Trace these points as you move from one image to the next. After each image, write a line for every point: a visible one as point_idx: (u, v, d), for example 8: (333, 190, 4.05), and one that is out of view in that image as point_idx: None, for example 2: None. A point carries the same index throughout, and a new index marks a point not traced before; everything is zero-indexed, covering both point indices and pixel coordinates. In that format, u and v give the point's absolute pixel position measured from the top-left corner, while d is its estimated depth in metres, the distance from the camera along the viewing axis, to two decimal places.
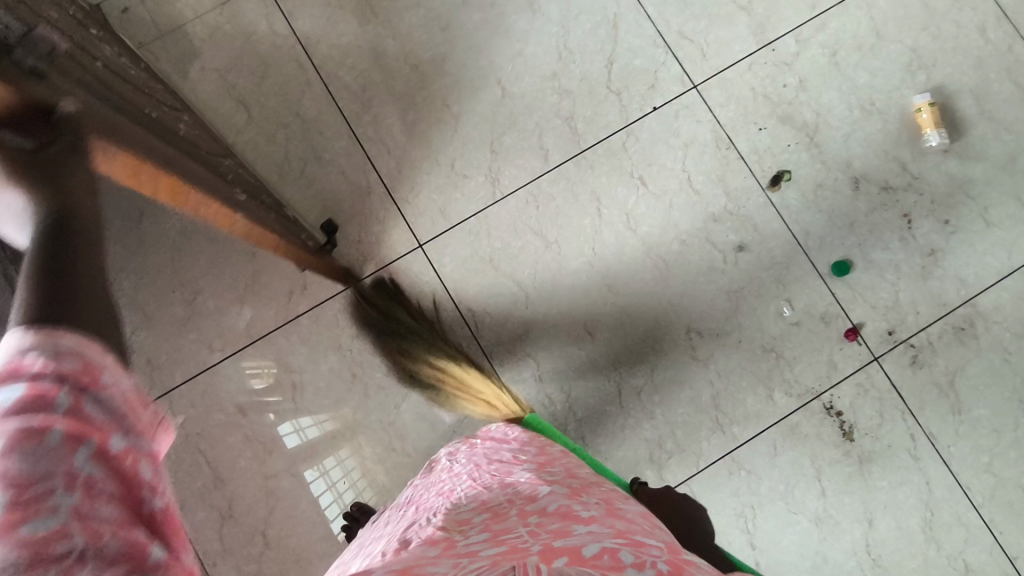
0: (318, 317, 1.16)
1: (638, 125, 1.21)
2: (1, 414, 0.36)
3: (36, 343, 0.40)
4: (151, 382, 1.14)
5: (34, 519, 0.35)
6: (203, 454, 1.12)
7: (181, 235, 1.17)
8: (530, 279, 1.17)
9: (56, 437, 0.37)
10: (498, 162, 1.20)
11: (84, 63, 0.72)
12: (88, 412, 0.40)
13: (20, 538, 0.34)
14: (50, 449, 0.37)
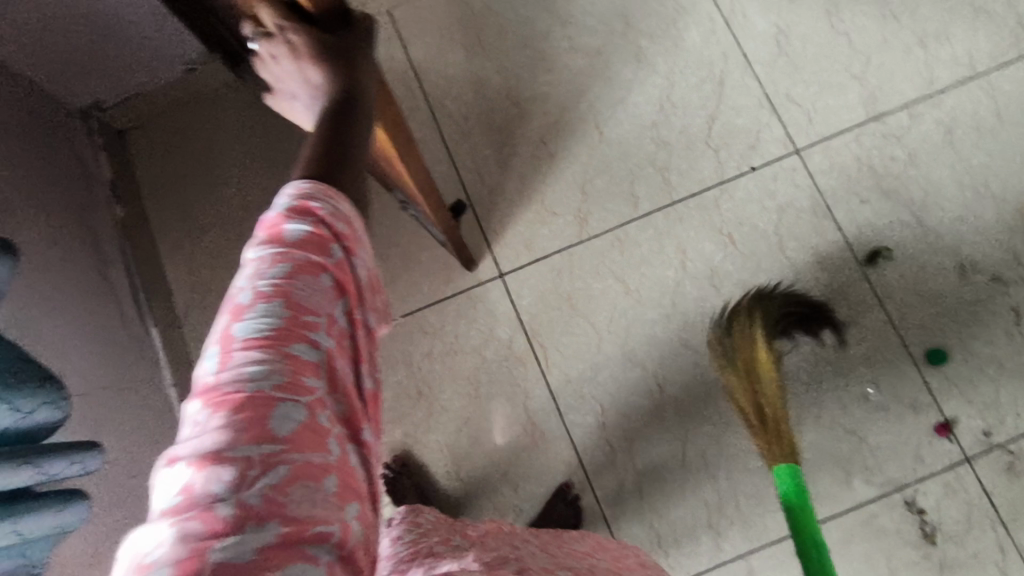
0: (393, 332, 1.19)
1: (734, 183, 1.20)
2: (300, 245, 0.48)
3: (327, 198, 0.51)
4: None
5: (304, 342, 0.45)
6: None
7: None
8: (605, 323, 1.17)
9: (326, 281, 0.48)
10: (587, 204, 1.21)
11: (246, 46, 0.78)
12: (347, 269, 0.51)
13: (293, 353, 0.45)
14: (322, 288, 0.48)
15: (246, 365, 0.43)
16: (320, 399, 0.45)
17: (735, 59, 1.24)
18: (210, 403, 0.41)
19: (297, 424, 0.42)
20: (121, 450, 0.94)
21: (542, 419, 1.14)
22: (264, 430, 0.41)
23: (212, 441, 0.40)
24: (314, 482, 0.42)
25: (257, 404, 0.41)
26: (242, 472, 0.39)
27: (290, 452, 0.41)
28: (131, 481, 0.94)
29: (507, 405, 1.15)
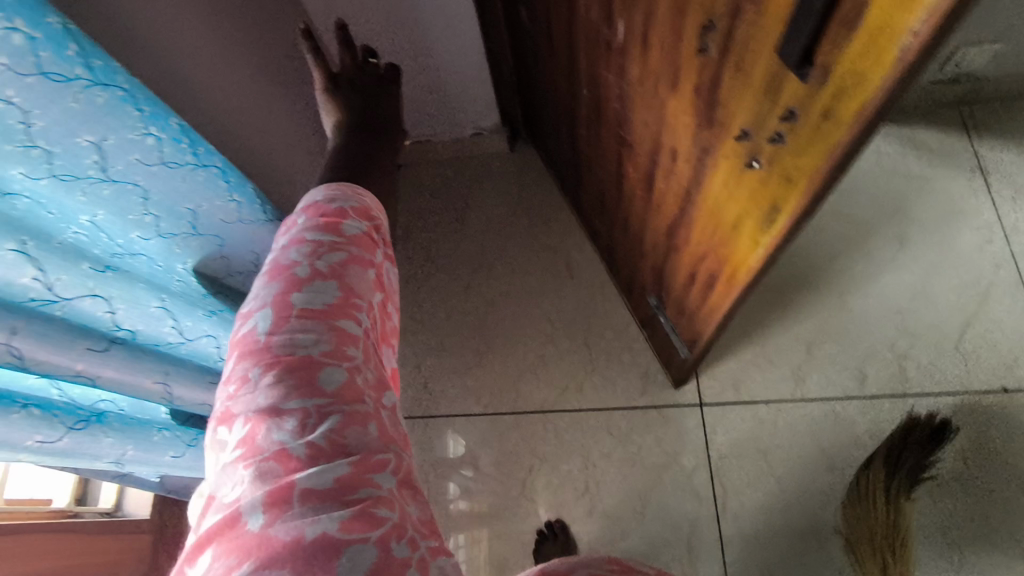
0: (578, 420, 1.20)
1: (979, 395, 1.11)
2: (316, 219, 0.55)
3: (353, 194, 0.59)
4: (419, 401, 1.26)
5: (347, 312, 0.51)
6: (427, 486, 1.19)
7: (499, 296, 1.32)
8: (798, 492, 1.10)
9: (372, 273, 0.55)
10: (809, 364, 1.17)
11: (609, 147, 0.84)
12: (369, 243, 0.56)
13: (331, 323, 0.49)
14: (368, 277, 0.54)
15: (298, 333, 0.48)
16: (357, 366, 0.49)
17: (1007, 273, 1.18)
18: (260, 361, 0.46)
19: (342, 383, 0.47)
20: None
21: (702, 566, 1.07)
22: (310, 388, 0.46)
23: (267, 397, 0.45)
24: (360, 431, 0.45)
25: (306, 364, 0.46)
26: (300, 421, 0.44)
27: (342, 401, 0.46)
28: None
29: (670, 537, 1.10)
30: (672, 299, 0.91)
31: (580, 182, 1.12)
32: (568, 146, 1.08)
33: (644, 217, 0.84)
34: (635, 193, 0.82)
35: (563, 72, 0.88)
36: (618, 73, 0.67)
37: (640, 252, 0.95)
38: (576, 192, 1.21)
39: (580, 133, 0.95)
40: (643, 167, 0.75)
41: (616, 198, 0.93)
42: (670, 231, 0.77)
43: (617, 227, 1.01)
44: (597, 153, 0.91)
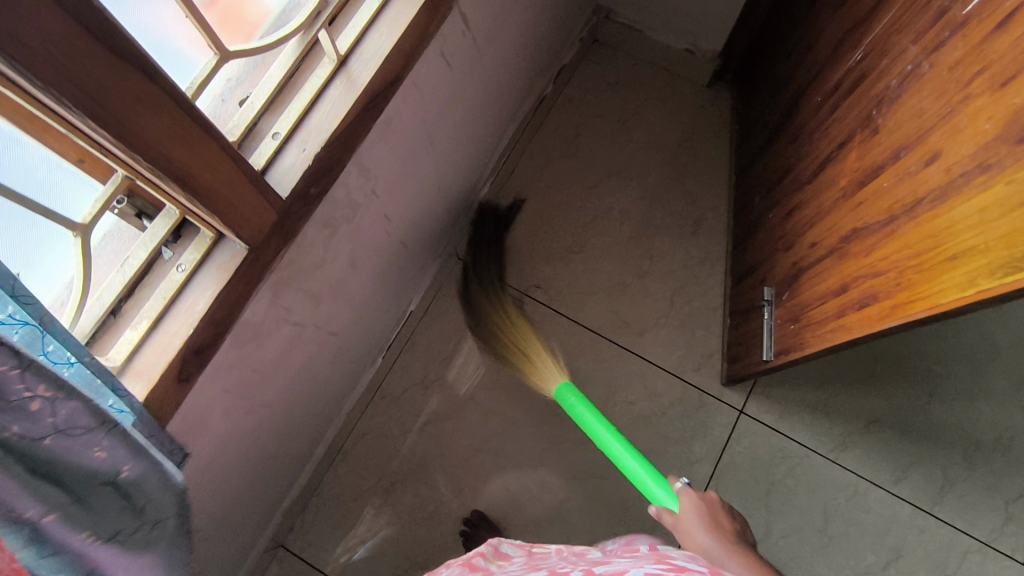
0: (623, 358, 1.19)
1: (995, 556, 1.07)
2: None
3: None
4: (495, 258, 1.24)
5: None
6: (462, 334, 1.20)
7: (617, 208, 1.27)
8: (777, 534, 1.09)
9: None
10: (859, 437, 1.14)
11: (842, 121, 0.79)
12: None
13: None
14: None
15: None
16: None
17: None
18: None
19: None
20: (414, 245, 1.01)
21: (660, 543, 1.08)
22: None
23: None
24: None
25: None
26: None
27: None
28: (400, 269, 1.00)
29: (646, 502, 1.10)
30: (794, 299, 0.87)
31: (766, 148, 1.07)
32: (783, 106, 1.01)
33: (829, 206, 0.79)
34: (843, 179, 0.77)
35: (849, 22, 0.80)
36: (936, 50, 0.61)
37: (789, 239, 0.91)
38: (750, 156, 1.15)
39: (815, 95, 0.88)
40: (874, 155, 0.70)
41: (807, 175, 0.87)
42: (853, 232, 0.73)
43: (781, 205, 0.96)
44: (821, 121, 0.85)
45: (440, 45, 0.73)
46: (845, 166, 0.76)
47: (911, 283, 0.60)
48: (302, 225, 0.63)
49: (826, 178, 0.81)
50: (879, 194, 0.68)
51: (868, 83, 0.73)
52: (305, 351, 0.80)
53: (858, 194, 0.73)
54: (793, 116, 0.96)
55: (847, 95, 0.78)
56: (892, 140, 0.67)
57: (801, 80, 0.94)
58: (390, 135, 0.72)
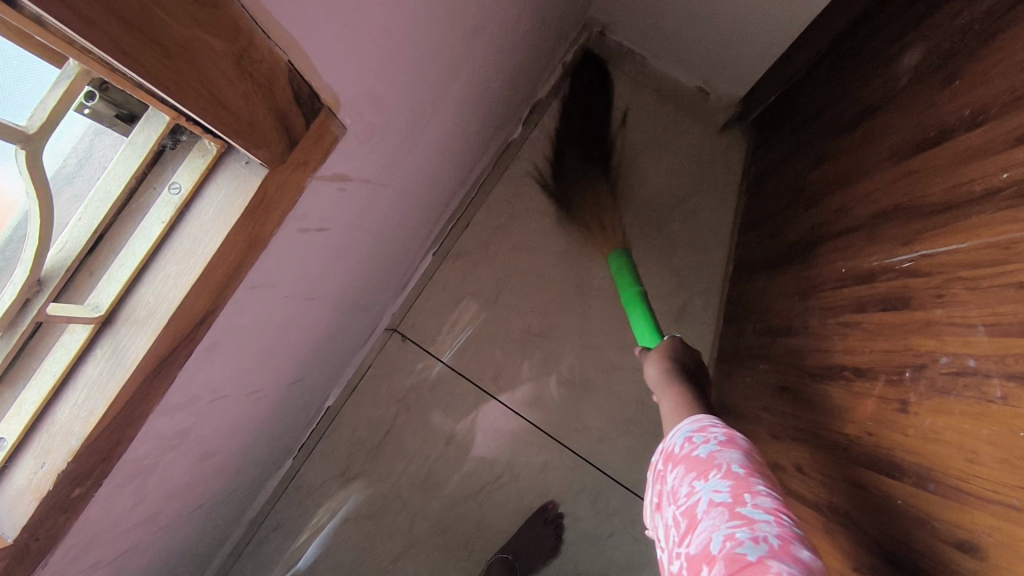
0: (575, 467, 1.03)
1: None
2: None
3: None
4: (437, 334, 1.05)
5: None
6: (393, 423, 1.04)
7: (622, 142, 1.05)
8: None
9: None
10: None
11: (861, 340, 0.58)
12: None
13: None
14: None
15: None
16: None
17: None
18: None
19: None
20: (321, 366, 0.82)
21: None
22: None
23: None
24: None
25: None
26: None
27: None
28: (303, 393, 0.82)
29: None
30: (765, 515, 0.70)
31: (762, 266, 0.86)
32: (791, 228, 0.79)
33: (823, 443, 0.60)
34: (846, 425, 0.57)
35: (901, 194, 0.56)
36: (1019, 379, 0.39)
37: (774, 429, 0.72)
38: (748, 255, 0.93)
39: (834, 257, 0.66)
40: (893, 444, 0.50)
41: (806, 365, 0.67)
42: (846, 519, 0.54)
43: (772, 366, 0.76)
44: (837, 306, 0.63)
45: (300, 223, 0.50)
46: (853, 412, 0.56)
47: None
48: (72, 525, 0.45)
49: (827, 398, 0.61)
50: (889, 510, 0.49)
51: (903, 319, 0.52)
52: (143, 560, 0.64)
53: (860, 475, 0.53)
54: (802, 257, 0.74)
55: (873, 306, 0.56)
56: (922, 453, 0.46)
57: (822, 215, 0.71)
58: (225, 349, 0.52)
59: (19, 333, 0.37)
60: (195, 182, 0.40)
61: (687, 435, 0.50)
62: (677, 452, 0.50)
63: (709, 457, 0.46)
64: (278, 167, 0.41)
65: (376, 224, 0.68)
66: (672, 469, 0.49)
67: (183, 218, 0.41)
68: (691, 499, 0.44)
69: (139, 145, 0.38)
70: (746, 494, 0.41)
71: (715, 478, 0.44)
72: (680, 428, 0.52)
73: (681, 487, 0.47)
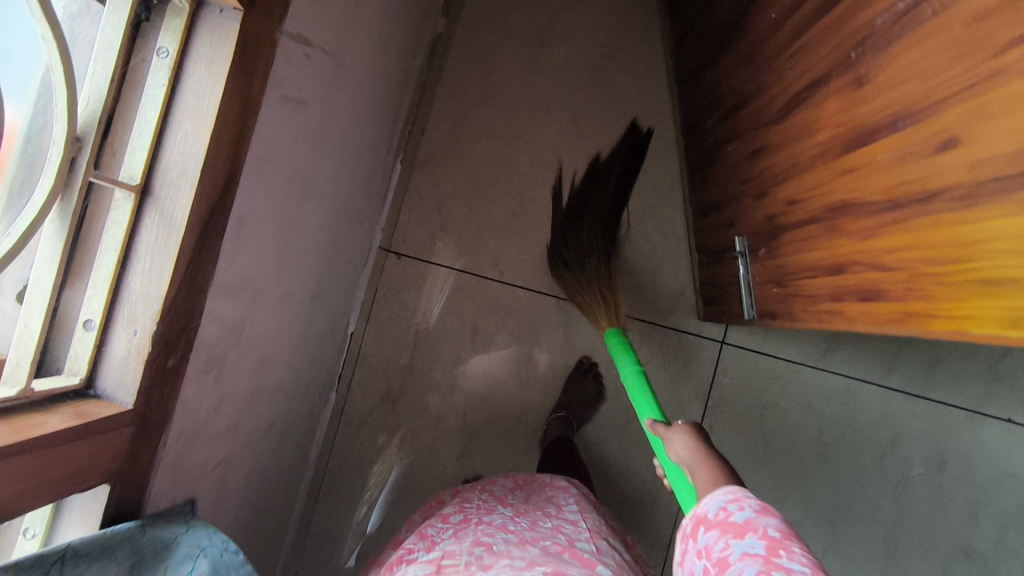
0: None
1: (986, 421, 1.08)
2: None
3: None
4: (429, 242, 1.09)
5: None
6: (417, 335, 1.08)
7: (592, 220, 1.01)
8: (776, 451, 1.10)
9: None
10: (843, 339, 1.10)
11: (806, 57, 0.63)
12: None
13: None
14: None
15: None
16: None
17: None
18: None
19: None
20: (334, 275, 0.85)
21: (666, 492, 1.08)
22: None
23: None
24: None
25: None
26: None
27: None
28: (325, 310, 0.85)
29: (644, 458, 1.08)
30: (771, 260, 0.77)
31: (704, 68, 0.91)
32: (720, 17, 0.84)
33: (801, 165, 0.67)
34: (816, 136, 0.63)
35: None
36: None
37: (757, 189, 0.78)
38: (687, 69, 0.98)
39: (764, 10, 0.71)
40: (859, 118, 0.56)
41: (768, 114, 0.73)
42: (839, 209, 0.61)
43: (739, 139, 0.82)
44: (778, 46, 0.69)
45: (282, 88, 0.53)
46: (818, 120, 0.62)
47: (915, 292, 0.52)
48: (176, 406, 0.49)
49: (792, 125, 0.68)
50: (871, 171, 0.55)
51: (838, 13, 0.57)
52: (241, 477, 0.69)
53: (839, 165, 0.60)
54: (737, 29, 0.79)
55: (809, 22, 0.62)
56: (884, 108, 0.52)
57: None
58: (252, 230, 0.55)
59: (71, 212, 0.41)
60: (179, 42, 0.43)
61: (719, 502, 0.46)
62: (706, 517, 0.46)
63: (746, 521, 0.43)
64: (249, 10, 0.44)
65: (345, 111, 0.71)
66: (704, 532, 0.45)
67: (179, 80, 0.43)
68: (721, 555, 0.42)
69: (116, 10, 0.40)
70: (782, 552, 0.40)
71: (751, 538, 0.42)
72: (710, 496, 0.47)
73: (712, 547, 0.44)
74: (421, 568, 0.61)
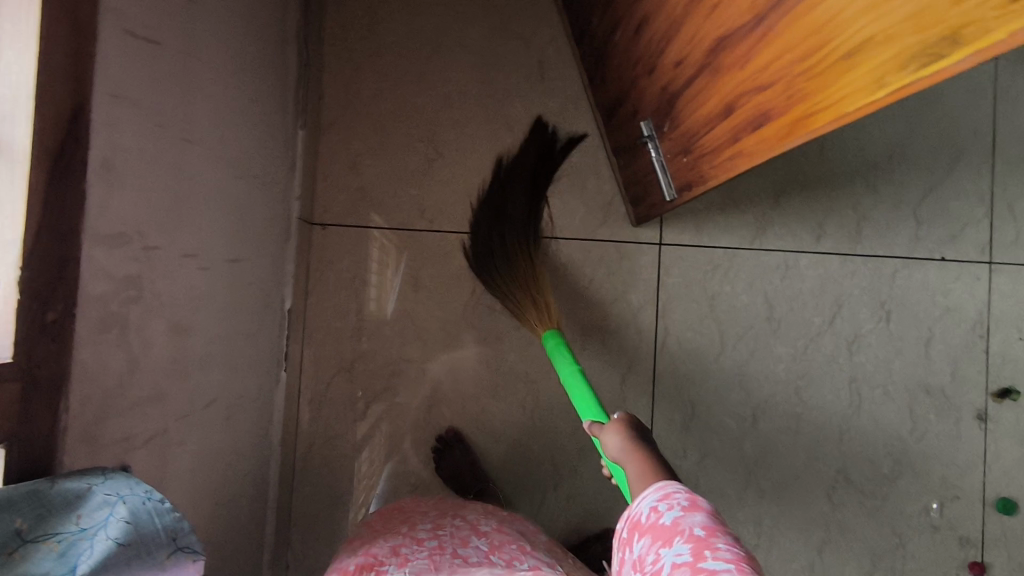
0: (532, 247, 1.09)
1: (919, 263, 1.14)
2: None
3: None
4: (351, 206, 1.06)
5: None
6: (357, 302, 1.06)
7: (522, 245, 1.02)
8: (734, 337, 1.12)
9: None
10: (772, 215, 1.13)
11: None
12: None
13: None
14: None
15: None
16: None
17: (981, 145, 1.16)
18: None
19: None
20: (248, 239, 0.81)
21: (634, 399, 1.11)
22: None
23: None
24: None
25: None
26: None
27: None
28: (246, 281, 0.81)
29: (606, 371, 1.11)
30: (676, 130, 0.78)
31: None
32: None
33: (677, 19, 0.67)
34: None
35: None
36: None
37: (648, 64, 0.79)
38: None
39: None
40: None
41: None
42: (718, 47, 0.62)
43: (622, 24, 0.83)
44: None
45: (121, 20, 0.50)
46: None
47: (797, 96, 0.53)
48: (71, 363, 0.46)
49: None
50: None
51: None
52: (191, 450, 0.68)
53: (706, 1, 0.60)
54: None
55: None
56: None
57: None
58: (123, 178, 0.52)
59: None
60: None
61: (651, 502, 0.49)
62: (640, 519, 0.49)
63: (672, 523, 0.46)
64: None
65: (211, 59, 0.68)
66: (638, 540, 0.48)
67: None
68: (654, 568, 0.44)
69: None
70: (707, 551, 0.42)
71: (678, 543, 0.44)
72: (643, 495, 0.50)
73: (645, 557, 0.46)
74: (377, 551, 0.68)
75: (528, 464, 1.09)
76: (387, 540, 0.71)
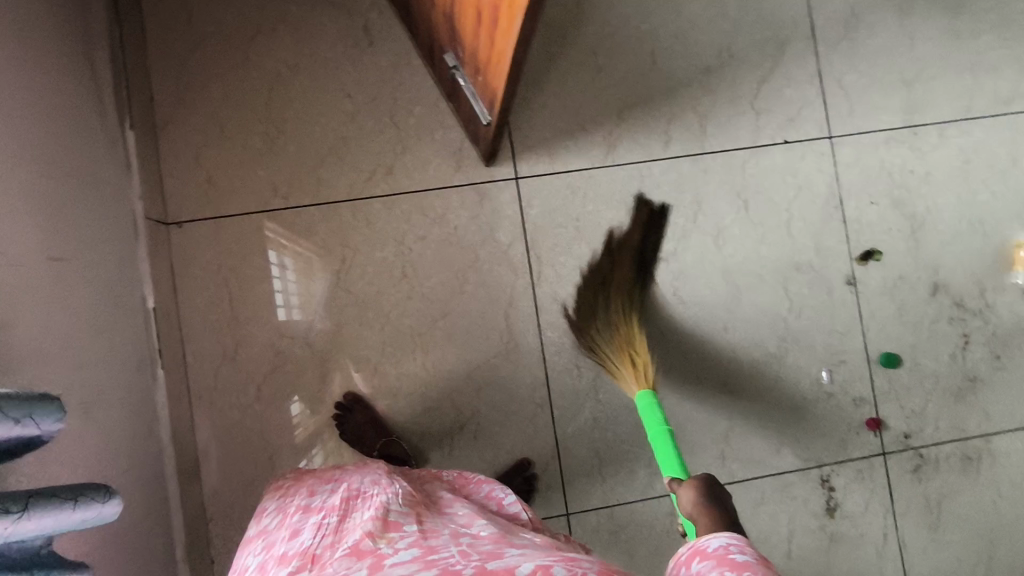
0: (392, 205, 1.11)
1: (764, 150, 1.20)
2: None
3: None
4: (204, 197, 1.08)
5: None
6: (229, 291, 1.08)
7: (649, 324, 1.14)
8: (605, 253, 1.16)
9: None
10: (620, 130, 1.16)
11: None
12: None
13: None
14: None
15: None
16: None
17: (803, 27, 1.21)
18: None
19: None
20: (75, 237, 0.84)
21: (522, 332, 1.14)
22: None
23: None
24: None
25: None
26: None
27: None
28: (81, 277, 0.84)
29: (489, 310, 1.13)
30: (465, 51, 0.81)
31: None
32: None
33: None
34: None
35: None
36: None
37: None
38: None
39: None
40: None
41: None
42: None
43: None
44: None
45: None
46: None
47: None
48: None
49: None
50: None
51: None
52: None
53: None
54: None
55: None
56: None
57: None
58: None
59: None
60: None
61: (724, 543, 0.61)
62: (709, 549, 0.61)
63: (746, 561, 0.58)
64: None
65: None
66: (700, 562, 0.60)
67: None
68: None
69: None
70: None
71: None
72: (716, 536, 0.63)
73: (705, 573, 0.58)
74: (344, 531, 0.66)
75: (431, 414, 1.11)
76: (367, 498, 0.73)
